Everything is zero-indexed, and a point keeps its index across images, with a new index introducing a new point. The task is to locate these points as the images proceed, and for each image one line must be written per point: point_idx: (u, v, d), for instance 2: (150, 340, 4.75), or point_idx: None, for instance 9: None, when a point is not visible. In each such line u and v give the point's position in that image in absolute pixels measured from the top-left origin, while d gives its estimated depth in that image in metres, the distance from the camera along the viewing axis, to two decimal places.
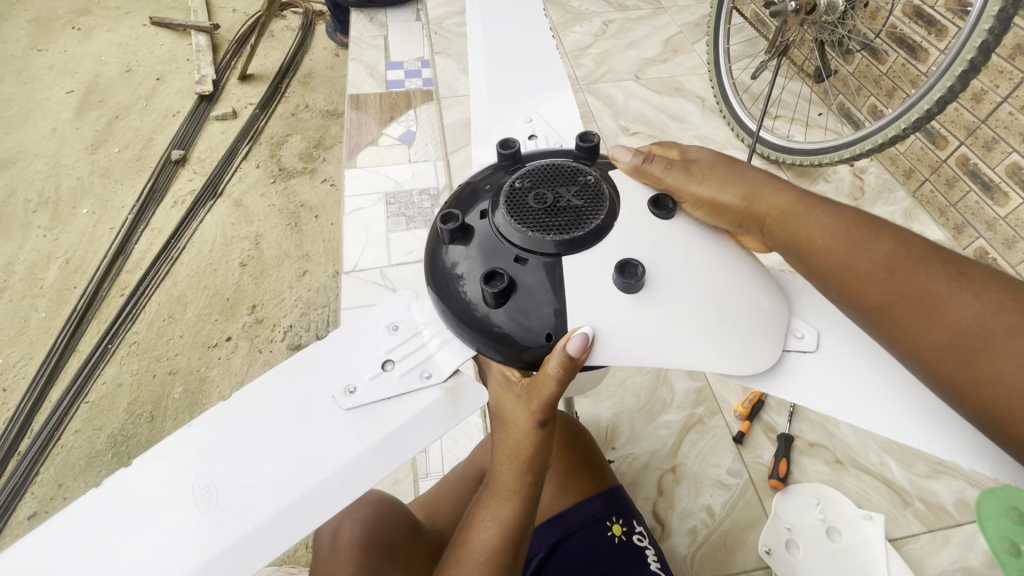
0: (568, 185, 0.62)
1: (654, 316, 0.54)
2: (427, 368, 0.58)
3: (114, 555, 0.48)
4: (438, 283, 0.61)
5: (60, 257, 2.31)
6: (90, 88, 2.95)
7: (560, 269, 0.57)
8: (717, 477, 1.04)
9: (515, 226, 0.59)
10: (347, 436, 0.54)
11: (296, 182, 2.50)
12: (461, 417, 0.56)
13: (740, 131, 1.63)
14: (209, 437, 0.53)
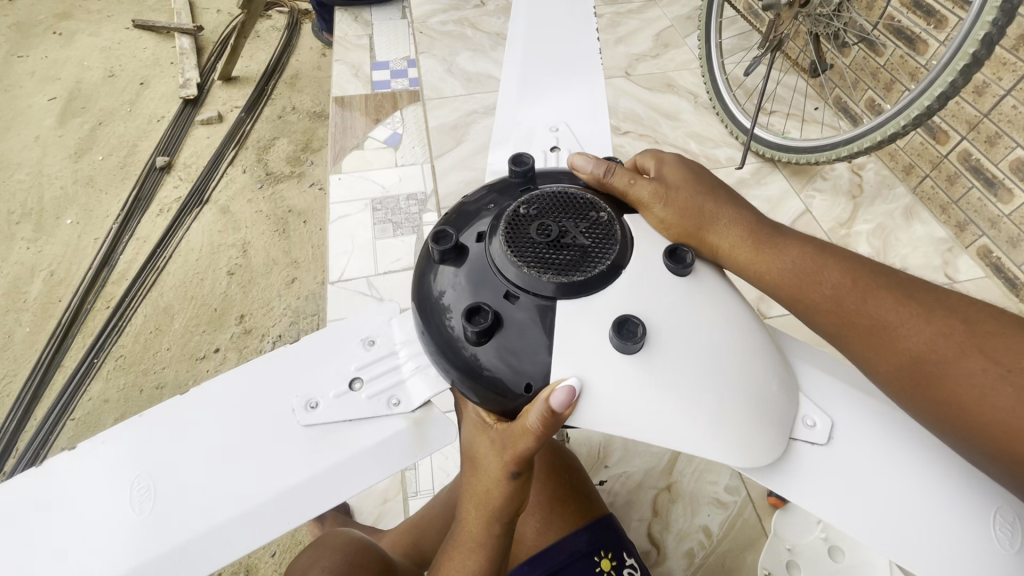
0: (577, 219, 0.56)
1: (646, 382, 0.47)
2: (396, 394, 0.58)
3: (52, 537, 0.50)
4: (420, 307, 0.57)
5: (44, 269, 2.27)
6: (72, 94, 2.89)
7: (553, 314, 0.51)
8: (713, 495, 1.00)
9: (511, 259, 0.53)
10: (299, 454, 0.54)
11: (283, 187, 2.45)
12: (422, 455, 0.56)
13: (734, 129, 1.58)
14: (164, 430, 0.54)
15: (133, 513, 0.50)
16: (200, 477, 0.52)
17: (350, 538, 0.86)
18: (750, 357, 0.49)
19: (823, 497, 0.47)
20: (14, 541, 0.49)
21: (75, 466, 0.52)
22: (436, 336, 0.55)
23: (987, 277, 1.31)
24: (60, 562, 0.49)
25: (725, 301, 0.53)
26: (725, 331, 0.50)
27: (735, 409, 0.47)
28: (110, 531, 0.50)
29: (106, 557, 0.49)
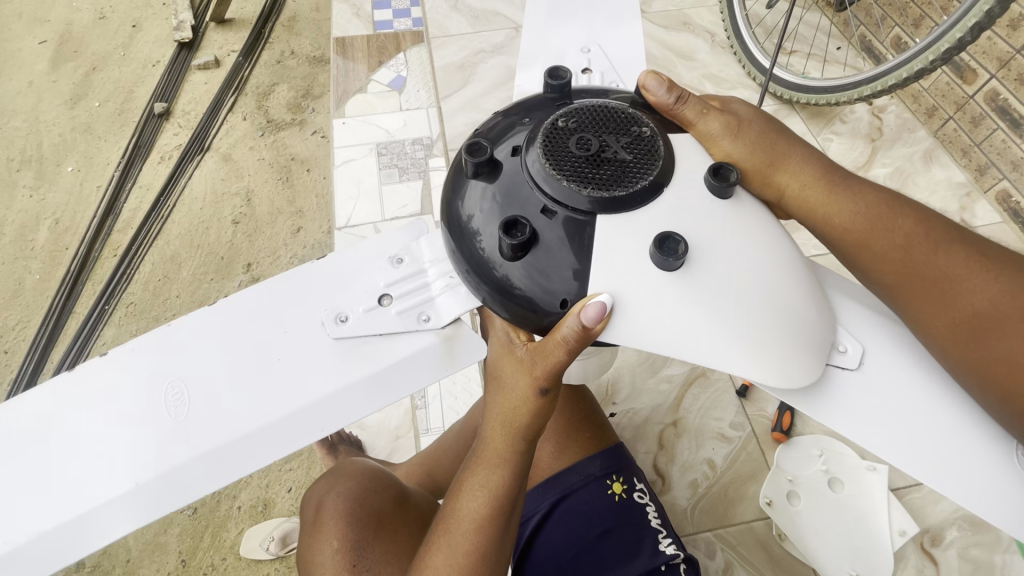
0: (618, 133, 0.52)
1: (686, 301, 0.46)
2: (426, 310, 0.58)
3: (83, 441, 0.52)
4: (449, 226, 0.55)
5: (50, 217, 2.25)
6: (64, 37, 2.79)
7: (591, 232, 0.49)
8: (719, 430, 1.03)
9: (550, 172, 0.50)
10: (325, 368, 0.55)
11: (285, 135, 2.39)
12: (449, 370, 0.56)
13: (752, 68, 1.53)
14: (194, 341, 0.56)
15: (167, 417, 0.52)
16: (229, 390, 0.54)
17: (362, 465, 0.88)
18: (790, 274, 0.49)
19: (848, 421, 0.48)
20: (41, 450, 0.51)
21: (104, 375, 0.54)
22: (468, 258, 0.53)
23: (1004, 222, 1.28)
24: (91, 465, 0.51)
25: (765, 225, 0.51)
26: (760, 245, 0.49)
27: (771, 323, 0.46)
28: (141, 436, 0.51)
29: (138, 459, 0.51)
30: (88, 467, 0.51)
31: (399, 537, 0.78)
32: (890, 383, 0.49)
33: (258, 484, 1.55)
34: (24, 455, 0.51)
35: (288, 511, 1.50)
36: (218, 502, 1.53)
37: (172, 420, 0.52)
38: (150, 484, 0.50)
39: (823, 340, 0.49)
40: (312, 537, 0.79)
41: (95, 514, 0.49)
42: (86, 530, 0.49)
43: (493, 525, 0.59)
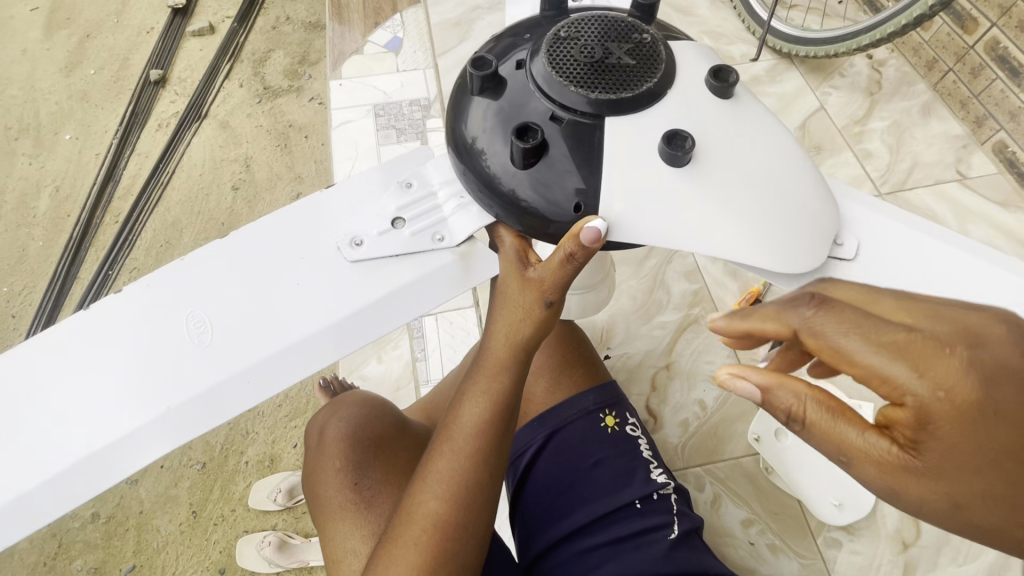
0: (620, 41, 0.55)
1: (692, 193, 0.52)
2: (440, 230, 0.60)
3: (111, 372, 0.54)
4: (454, 144, 0.58)
5: (50, 184, 2.26)
6: (57, 4, 2.75)
7: (600, 135, 0.53)
8: (710, 372, 1.08)
9: (556, 80, 0.53)
10: (343, 291, 0.57)
11: (282, 101, 2.38)
12: (459, 287, 0.59)
13: (751, 22, 1.52)
14: (213, 273, 0.58)
15: (193, 345, 0.54)
16: (250, 317, 0.56)
17: (360, 395, 0.92)
18: (779, 174, 0.53)
19: None
20: (72, 382, 0.53)
21: (128, 312, 0.56)
22: (480, 173, 0.56)
23: (1000, 172, 1.29)
24: (120, 393, 0.53)
25: (763, 121, 0.55)
26: (753, 147, 0.53)
27: (758, 218, 0.51)
28: (172, 362, 0.54)
29: (170, 386, 0.53)
30: (122, 396, 0.52)
31: (400, 461, 0.83)
32: (898, 272, 0.53)
33: (265, 440, 1.59)
34: (59, 389, 0.53)
35: (294, 465, 1.55)
36: (226, 457, 1.58)
37: (199, 347, 0.54)
38: (181, 407, 0.52)
39: (819, 243, 0.53)
40: (316, 464, 0.84)
41: (128, 440, 0.51)
42: (121, 454, 0.51)
43: (492, 429, 0.63)
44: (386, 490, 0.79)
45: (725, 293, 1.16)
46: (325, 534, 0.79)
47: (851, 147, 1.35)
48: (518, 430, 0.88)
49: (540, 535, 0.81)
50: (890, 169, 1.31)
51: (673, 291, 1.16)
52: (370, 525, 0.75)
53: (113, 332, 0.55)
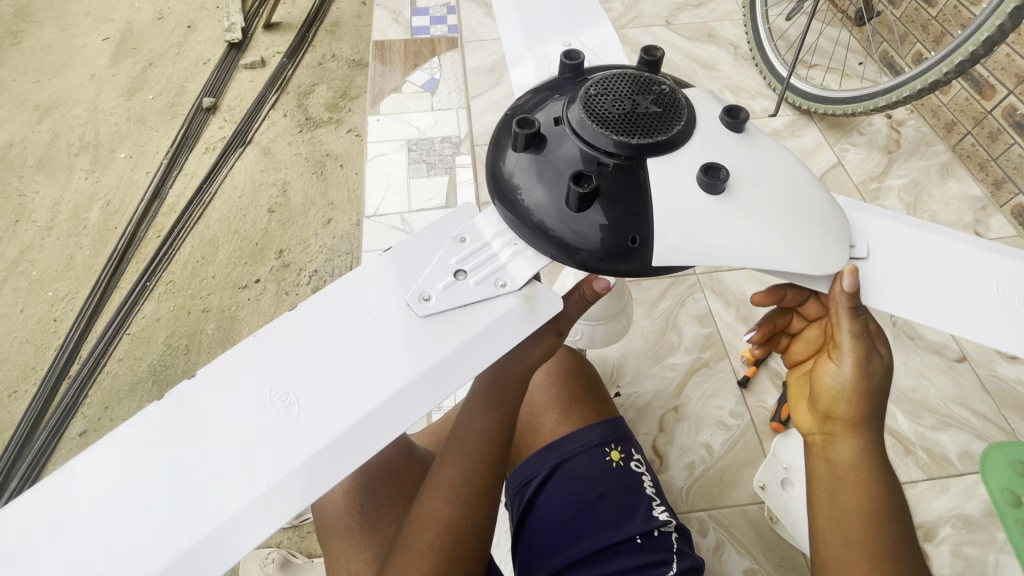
0: (646, 91, 0.58)
1: (730, 217, 0.55)
2: (501, 276, 0.55)
3: (189, 464, 0.45)
4: (500, 198, 0.60)
5: (102, 199, 2.41)
6: (125, 35, 3.00)
7: (644, 174, 0.56)
8: (719, 418, 1.09)
9: (597, 129, 0.56)
10: (425, 341, 0.51)
11: (322, 132, 2.53)
12: (532, 324, 0.54)
13: (771, 78, 1.58)
14: (286, 346, 0.50)
15: (280, 417, 0.46)
16: (338, 380, 0.48)
17: None
18: (808, 221, 0.56)
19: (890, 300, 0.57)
20: (144, 487, 0.44)
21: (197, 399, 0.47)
22: (535, 222, 0.57)
23: (1018, 235, 1.30)
24: (207, 484, 0.44)
25: (777, 153, 0.59)
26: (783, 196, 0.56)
27: (801, 266, 0.55)
28: (258, 436, 0.46)
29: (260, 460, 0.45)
30: (205, 485, 0.44)
31: (404, 485, 0.86)
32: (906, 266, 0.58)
33: None
34: (131, 489, 0.44)
35: None
36: None
37: (288, 417, 0.47)
38: (283, 485, 0.44)
39: (836, 253, 0.57)
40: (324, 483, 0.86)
41: (231, 531, 0.42)
42: (223, 551, 0.42)
43: (498, 445, 0.68)
44: (389, 514, 0.82)
45: (737, 340, 1.18)
46: (330, 557, 0.82)
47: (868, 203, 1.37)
48: (526, 459, 0.91)
49: (540, 565, 0.81)
50: None
51: (685, 334, 1.19)
52: (370, 548, 0.79)
53: (183, 428, 0.46)
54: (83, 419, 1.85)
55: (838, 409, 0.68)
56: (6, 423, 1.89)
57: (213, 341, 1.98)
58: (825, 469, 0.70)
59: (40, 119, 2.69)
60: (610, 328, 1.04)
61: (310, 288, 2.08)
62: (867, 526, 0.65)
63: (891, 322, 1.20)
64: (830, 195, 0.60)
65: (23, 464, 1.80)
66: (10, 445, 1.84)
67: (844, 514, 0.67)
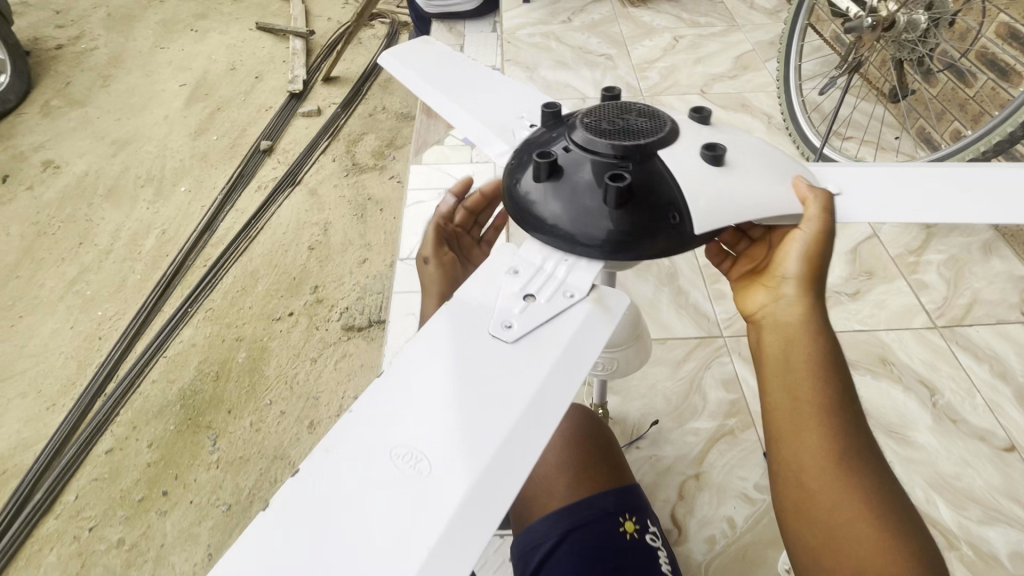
0: (623, 105, 0.55)
1: (764, 188, 0.50)
2: (568, 288, 0.45)
3: None
4: (526, 226, 0.51)
5: (158, 228, 2.57)
6: (200, 82, 3.30)
7: (661, 166, 0.50)
8: (743, 490, 1.04)
9: (600, 139, 0.50)
10: (523, 364, 0.39)
11: (366, 177, 2.67)
12: (616, 319, 0.44)
13: (804, 146, 1.61)
14: (359, 434, 0.36)
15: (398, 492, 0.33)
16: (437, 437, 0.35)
17: None
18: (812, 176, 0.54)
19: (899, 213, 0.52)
20: None
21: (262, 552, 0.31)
22: (574, 238, 0.48)
23: None
24: None
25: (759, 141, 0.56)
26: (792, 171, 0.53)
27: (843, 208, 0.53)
28: (379, 517, 0.32)
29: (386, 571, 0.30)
30: None
31: None
32: (881, 185, 0.54)
33: None
34: None
35: None
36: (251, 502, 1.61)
37: (407, 481, 0.33)
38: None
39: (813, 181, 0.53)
40: None
41: None
42: None
43: None
44: None
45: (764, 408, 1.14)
46: None
47: (905, 276, 1.35)
48: (535, 522, 0.87)
49: None
50: (947, 303, 1.29)
51: (709, 398, 1.16)
52: None
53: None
54: (111, 437, 1.90)
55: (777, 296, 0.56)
56: (39, 435, 1.95)
57: (242, 370, 2.03)
58: (762, 362, 0.54)
59: (115, 152, 2.94)
60: (631, 352, 0.95)
61: (340, 324, 2.13)
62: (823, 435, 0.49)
63: (931, 402, 1.14)
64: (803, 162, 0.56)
65: (48, 477, 1.84)
66: (39, 458, 1.89)
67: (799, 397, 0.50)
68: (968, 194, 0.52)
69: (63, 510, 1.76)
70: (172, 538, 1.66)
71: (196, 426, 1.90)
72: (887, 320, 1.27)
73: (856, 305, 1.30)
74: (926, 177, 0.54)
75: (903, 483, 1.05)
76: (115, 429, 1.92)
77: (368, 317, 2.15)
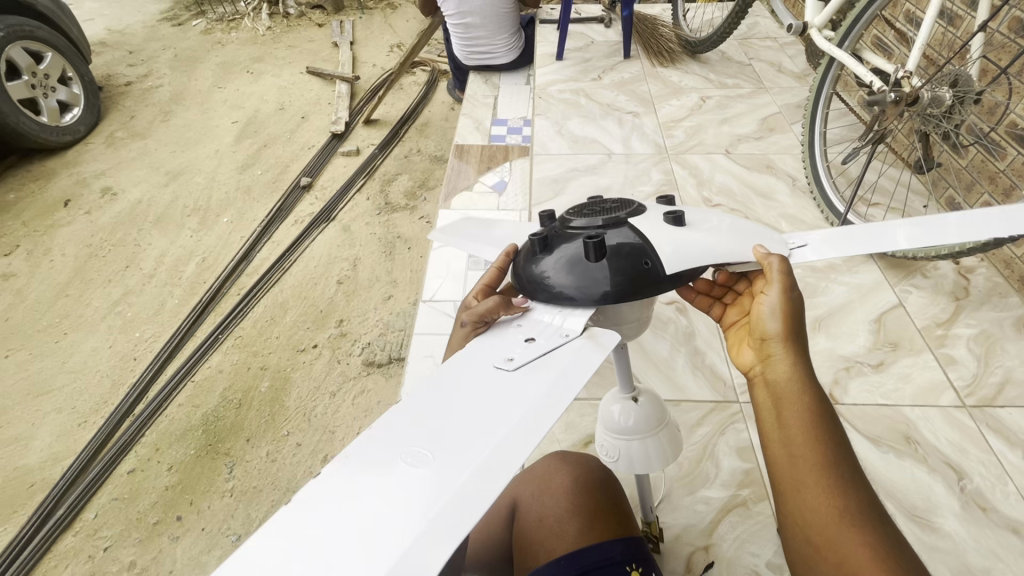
0: (600, 201, 0.65)
1: (720, 242, 0.55)
2: (564, 331, 0.47)
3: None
4: (526, 291, 0.56)
5: (199, 255, 2.71)
6: (251, 120, 3.52)
7: (634, 228, 0.56)
8: (754, 567, 1.00)
9: (582, 218, 0.59)
10: (528, 379, 0.38)
11: (397, 216, 2.77)
12: (608, 348, 0.42)
13: (829, 212, 1.62)
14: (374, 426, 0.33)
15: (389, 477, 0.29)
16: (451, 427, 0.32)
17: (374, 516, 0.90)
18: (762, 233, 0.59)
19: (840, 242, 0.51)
20: None
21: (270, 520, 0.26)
22: (566, 293, 0.53)
23: None
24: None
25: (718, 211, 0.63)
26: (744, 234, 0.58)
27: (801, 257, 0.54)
28: (380, 474, 0.29)
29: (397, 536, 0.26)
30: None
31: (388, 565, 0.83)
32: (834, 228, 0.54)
33: None
34: None
35: None
36: None
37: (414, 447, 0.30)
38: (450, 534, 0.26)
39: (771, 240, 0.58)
40: None
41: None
42: None
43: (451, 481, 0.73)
44: None
45: None
46: None
47: (932, 349, 1.31)
48: (542, 566, 0.86)
49: None
50: (977, 381, 1.24)
51: (723, 466, 1.14)
52: None
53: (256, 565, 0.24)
54: (134, 458, 1.96)
55: (773, 366, 0.57)
56: (68, 450, 2.02)
57: (263, 399, 2.08)
58: (773, 448, 0.53)
59: (167, 182, 3.14)
60: (663, 438, 0.82)
61: (360, 359, 2.18)
62: (836, 520, 0.49)
63: (959, 486, 1.09)
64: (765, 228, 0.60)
65: (72, 494, 1.90)
66: (66, 473, 1.95)
67: (792, 438, 0.52)
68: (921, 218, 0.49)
69: (82, 528, 1.80)
70: (181, 565, 1.68)
71: (214, 452, 1.94)
72: (911, 394, 1.23)
73: (879, 378, 1.27)
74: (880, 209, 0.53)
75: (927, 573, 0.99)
76: (140, 450, 1.98)
77: (388, 353, 2.19)
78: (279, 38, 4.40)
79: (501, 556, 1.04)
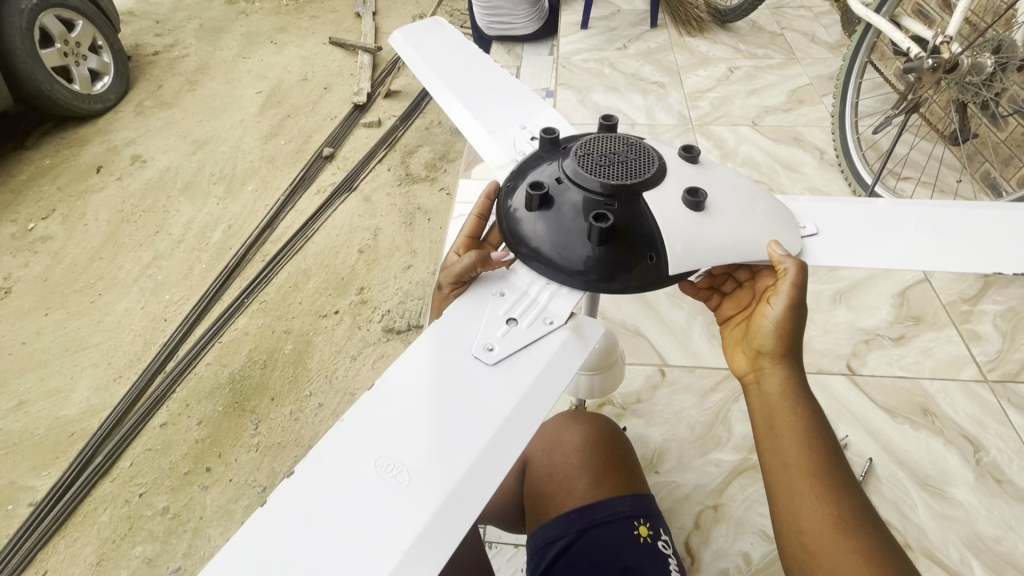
0: (619, 143, 0.61)
1: (730, 233, 0.56)
2: (548, 315, 0.53)
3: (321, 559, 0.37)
4: (515, 247, 0.59)
5: (225, 222, 2.78)
6: (274, 91, 3.55)
7: (645, 207, 0.57)
8: (761, 527, 1.03)
9: (591, 177, 0.57)
10: (504, 387, 0.46)
11: (417, 188, 2.79)
12: (589, 346, 0.51)
13: (857, 186, 1.59)
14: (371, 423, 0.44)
15: (380, 490, 0.40)
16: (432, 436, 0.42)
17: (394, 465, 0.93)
18: (779, 217, 0.58)
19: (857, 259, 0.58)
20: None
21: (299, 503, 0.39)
22: (551, 261, 0.57)
23: None
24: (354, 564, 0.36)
25: (733, 177, 0.61)
26: (759, 217, 0.58)
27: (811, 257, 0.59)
28: (378, 473, 0.41)
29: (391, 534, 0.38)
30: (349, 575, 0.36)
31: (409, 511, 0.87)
32: (853, 235, 0.59)
33: None
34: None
35: None
36: None
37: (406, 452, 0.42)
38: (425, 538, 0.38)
39: (790, 239, 0.58)
40: None
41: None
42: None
43: None
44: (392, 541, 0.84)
45: None
46: None
47: (956, 324, 1.29)
48: (552, 519, 0.90)
49: None
50: (1001, 357, 1.23)
51: (735, 430, 1.15)
52: None
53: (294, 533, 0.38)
54: (166, 412, 2.05)
55: (767, 380, 0.61)
56: (104, 404, 2.12)
57: (287, 361, 2.15)
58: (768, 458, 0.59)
59: (194, 151, 3.20)
60: (594, 378, 1.01)
61: (380, 326, 2.23)
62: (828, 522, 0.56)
63: (974, 459, 1.09)
64: (772, 197, 0.61)
65: (109, 443, 2.00)
66: (103, 425, 2.06)
67: (786, 451, 0.58)
68: (933, 251, 0.57)
69: (118, 475, 1.91)
70: (211, 512, 1.78)
71: (241, 409, 2.02)
72: (931, 368, 1.22)
73: (899, 351, 1.26)
74: (896, 223, 0.59)
75: (936, 540, 1.01)
76: (171, 405, 2.08)
77: (407, 321, 2.23)
78: (302, 8, 4.38)
79: (514, 508, 1.08)
